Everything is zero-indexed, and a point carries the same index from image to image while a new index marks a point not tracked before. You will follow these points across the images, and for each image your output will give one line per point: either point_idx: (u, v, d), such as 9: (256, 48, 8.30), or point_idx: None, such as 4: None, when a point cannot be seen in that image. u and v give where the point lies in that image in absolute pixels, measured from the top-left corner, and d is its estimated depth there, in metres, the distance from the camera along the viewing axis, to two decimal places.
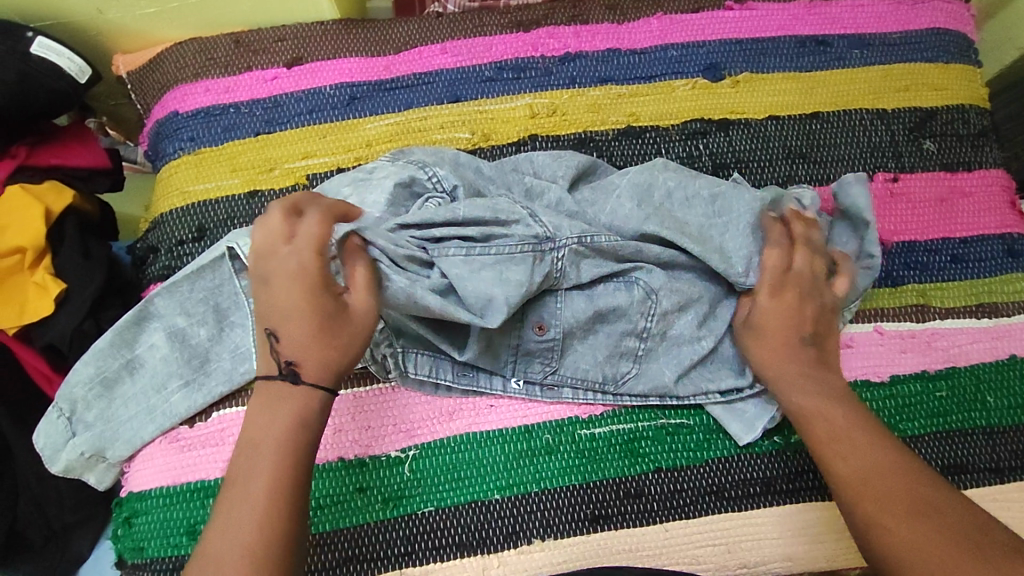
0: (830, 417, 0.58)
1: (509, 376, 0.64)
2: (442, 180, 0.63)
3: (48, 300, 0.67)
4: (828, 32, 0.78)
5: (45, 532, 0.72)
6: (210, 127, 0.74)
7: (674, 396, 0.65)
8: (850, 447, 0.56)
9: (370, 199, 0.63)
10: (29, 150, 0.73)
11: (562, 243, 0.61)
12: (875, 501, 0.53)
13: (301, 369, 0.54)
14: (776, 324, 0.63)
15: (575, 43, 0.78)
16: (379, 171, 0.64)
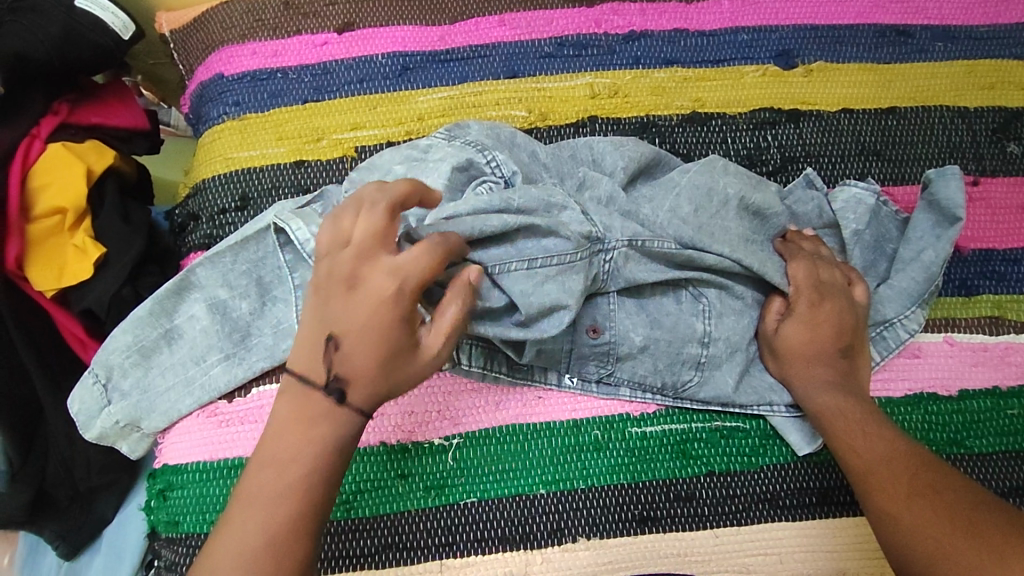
0: (846, 412, 0.57)
1: (563, 372, 0.62)
2: (501, 166, 0.59)
3: (87, 264, 0.65)
4: (910, 22, 0.74)
5: (70, 492, 0.71)
6: (256, 92, 0.71)
7: (735, 404, 0.62)
8: (860, 436, 0.56)
9: (426, 182, 0.59)
10: (70, 107, 0.70)
11: (612, 246, 0.58)
12: (880, 487, 0.53)
13: (350, 389, 0.50)
14: (802, 343, 0.60)
15: (641, 21, 0.74)
16: (436, 152, 0.60)
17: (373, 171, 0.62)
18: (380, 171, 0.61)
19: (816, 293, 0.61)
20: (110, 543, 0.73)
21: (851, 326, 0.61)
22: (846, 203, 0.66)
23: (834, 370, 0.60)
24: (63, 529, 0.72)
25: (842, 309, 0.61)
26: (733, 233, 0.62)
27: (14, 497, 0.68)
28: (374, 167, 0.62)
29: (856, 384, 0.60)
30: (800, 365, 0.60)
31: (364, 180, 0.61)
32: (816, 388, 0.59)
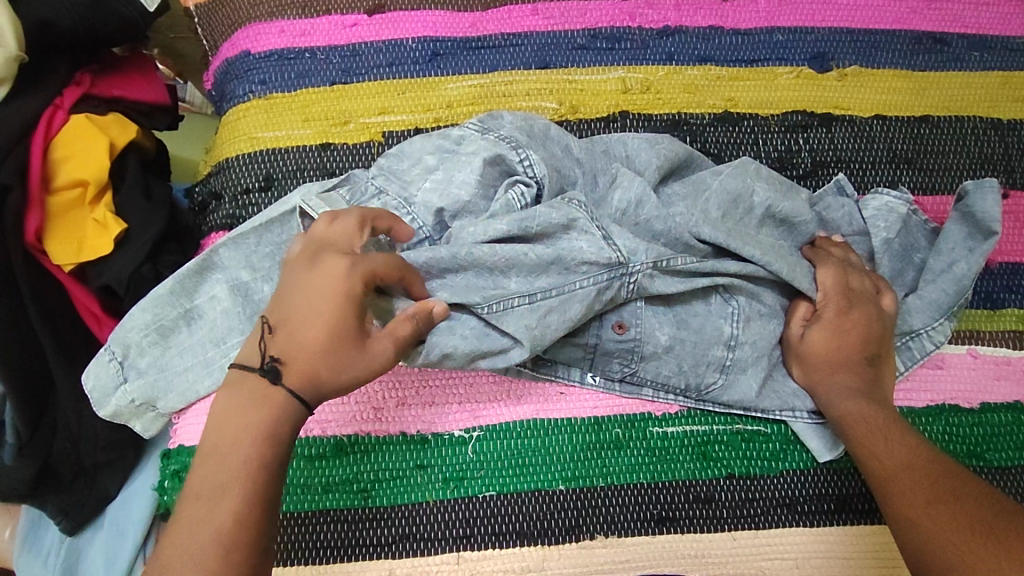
0: (870, 418, 0.57)
1: (587, 370, 0.61)
2: (534, 166, 0.58)
3: (108, 238, 0.64)
4: (948, 29, 0.73)
5: (75, 468, 0.69)
6: (284, 71, 0.70)
7: (758, 408, 0.62)
8: (881, 442, 0.56)
9: (459, 178, 0.58)
10: (92, 78, 0.68)
11: (636, 268, 0.56)
12: (900, 492, 0.52)
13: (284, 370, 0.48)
14: (828, 352, 0.60)
15: (675, 16, 0.73)
16: (469, 145, 0.60)
17: (403, 160, 0.62)
18: (411, 161, 0.61)
19: (845, 300, 0.61)
20: (114, 520, 0.71)
21: (876, 332, 0.60)
22: (878, 211, 0.66)
23: (860, 377, 0.59)
24: (67, 503, 0.70)
25: (869, 318, 0.60)
26: (762, 242, 0.61)
27: (21, 470, 0.65)
28: (403, 155, 0.62)
29: (881, 392, 0.59)
30: (823, 373, 0.60)
31: (392, 169, 0.61)
32: (839, 393, 0.59)
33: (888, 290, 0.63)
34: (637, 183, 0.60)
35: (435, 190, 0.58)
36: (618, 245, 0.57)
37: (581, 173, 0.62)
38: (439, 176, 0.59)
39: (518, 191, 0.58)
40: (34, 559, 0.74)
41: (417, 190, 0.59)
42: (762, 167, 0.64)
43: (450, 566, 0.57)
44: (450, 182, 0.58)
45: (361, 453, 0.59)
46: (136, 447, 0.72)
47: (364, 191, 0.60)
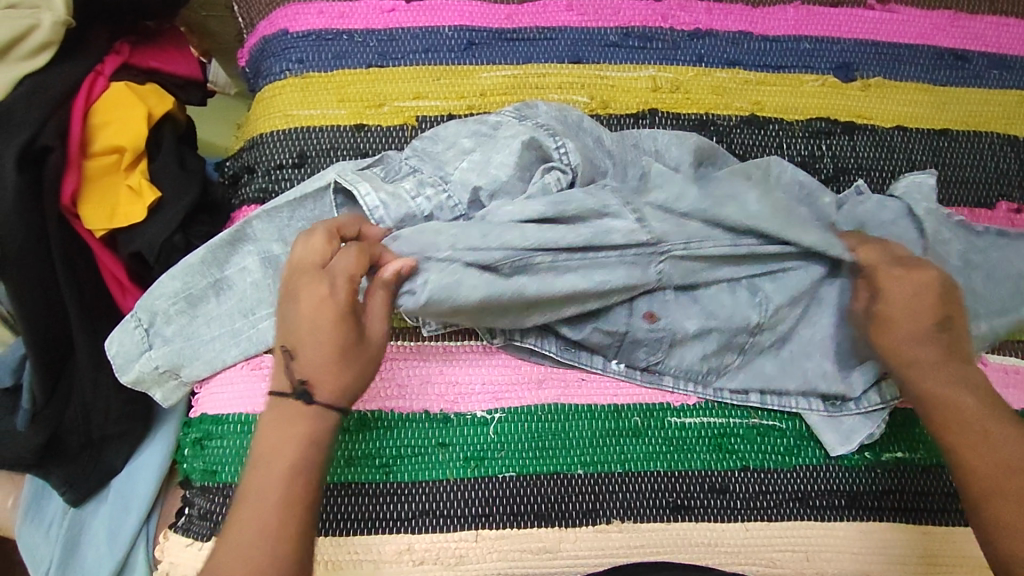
0: (960, 406, 0.55)
1: (610, 357, 0.63)
2: (569, 154, 0.61)
3: (141, 206, 0.65)
4: (969, 47, 0.76)
5: (83, 439, 0.69)
6: (321, 52, 0.71)
7: (776, 398, 0.63)
8: (983, 453, 0.53)
9: (497, 159, 0.60)
10: (131, 49, 0.69)
11: (664, 251, 0.60)
12: (1006, 515, 0.51)
13: (313, 389, 0.51)
14: (902, 313, 0.57)
15: (706, 20, 0.75)
16: (506, 129, 0.62)
17: (439, 143, 0.63)
18: (447, 143, 0.63)
19: (904, 265, 0.59)
20: (118, 494, 0.71)
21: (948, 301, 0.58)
22: (908, 187, 0.67)
23: (940, 351, 0.57)
24: (74, 474, 0.70)
25: (944, 284, 0.58)
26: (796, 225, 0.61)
27: (29, 437, 0.66)
28: (440, 137, 0.64)
29: (971, 367, 0.57)
30: (887, 337, 0.58)
31: (428, 149, 0.63)
32: (917, 378, 0.57)
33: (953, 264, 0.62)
34: (675, 173, 0.62)
35: (473, 170, 0.60)
36: (651, 227, 0.60)
37: (611, 164, 0.64)
38: (477, 158, 0.61)
39: (553, 177, 0.61)
40: (36, 528, 0.73)
41: (454, 169, 0.61)
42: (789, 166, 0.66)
43: (469, 542, 0.58)
44: (489, 163, 0.60)
45: (384, 428, 0.60)
46: (145, 421, 0.72)
47: (399, 170, 0.62)
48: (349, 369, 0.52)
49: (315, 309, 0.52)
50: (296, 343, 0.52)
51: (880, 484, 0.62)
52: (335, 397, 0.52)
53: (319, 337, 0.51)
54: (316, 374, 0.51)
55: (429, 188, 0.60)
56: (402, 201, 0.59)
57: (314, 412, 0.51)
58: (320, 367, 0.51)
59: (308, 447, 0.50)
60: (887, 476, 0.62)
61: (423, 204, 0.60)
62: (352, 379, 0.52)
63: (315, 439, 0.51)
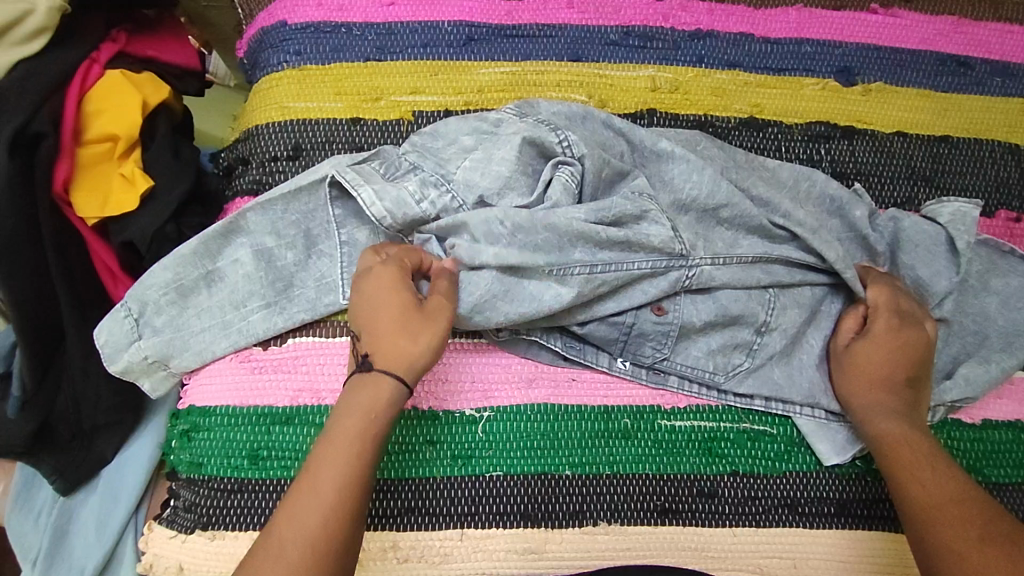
0: (916, 446, 0.57)
1: (615, 355, 0.63)
2: (573, 146, 0.60)
3: (134, 195, 0.64)
4: (972, 54, 0.75)
5: (73, 428, 0.69)
6: (319, 44, 0.70)
7: (781, 401, 0.63)
8: (925, 475, 0.55)
9: (498, 155, 0.60)
10: (128, 37, 0.69)
11: (694, 263, 0.61)
12: (940, 523, 0.52)
13: (375, 356, 0.53)
14: (877, 358, 0.61)
15: (708, 20, 0.74)
16: (508, 127, 0.61)
17: (438, 139, 0.63)
18: (447, 140, 0.63)
19: (896, 316, 0.61)
20: (107, 484, 0.71)
21: (912, 353, 0.61)
22: (953, 216, 0.66)
23: (899, 398, 0.60)
24: (63, 464, 0.69)
25: (919, 342, 0.61)
26: (817, 234, 0.62)
27: (21, 424, 0.65)
28: (439, 133, 0.63)
29: (919, 416, 0.60)
30: (860, 383, 0.61)
31: (429, 146, 0.63)
32: (878, 416, 0.59)
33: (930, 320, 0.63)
34: (706, 176, 0.62)
35: (475, 169, 0.60)
36: (682, 237, 0.61)
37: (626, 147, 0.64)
38: (478, 156, 0.61)
39: (563, 172, 0.60)
40: (25, 517, 0.72)
41: (454, 169, 0.61)
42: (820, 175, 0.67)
43: (453, 541, 0.58)
44: (490, 162, 0.60)
45: None
46: (135, 411, 0.71)
47: (398, 166, 0.62)
48: (409, 334, 0.53)
49: (376, 289, 0.55)
50: (362, 323, 0.54)
51: (870, 492, 0.61)
52: (393, 364, 0.53)
53: (385, 314, 0.54)
54: (379, 344, 0.53)
55: (432, 189, 0.60)
56: (406, 206, 0.59)
57: (370, 382, 0.52)
58: (383, 334, 0.53)
59: (369, 419, 0.51)
60: (878, 484, 0.62)
61: (428, 209, 0.59)
62: (415, 345, 0.53)
63: (373, 409, 0.51)
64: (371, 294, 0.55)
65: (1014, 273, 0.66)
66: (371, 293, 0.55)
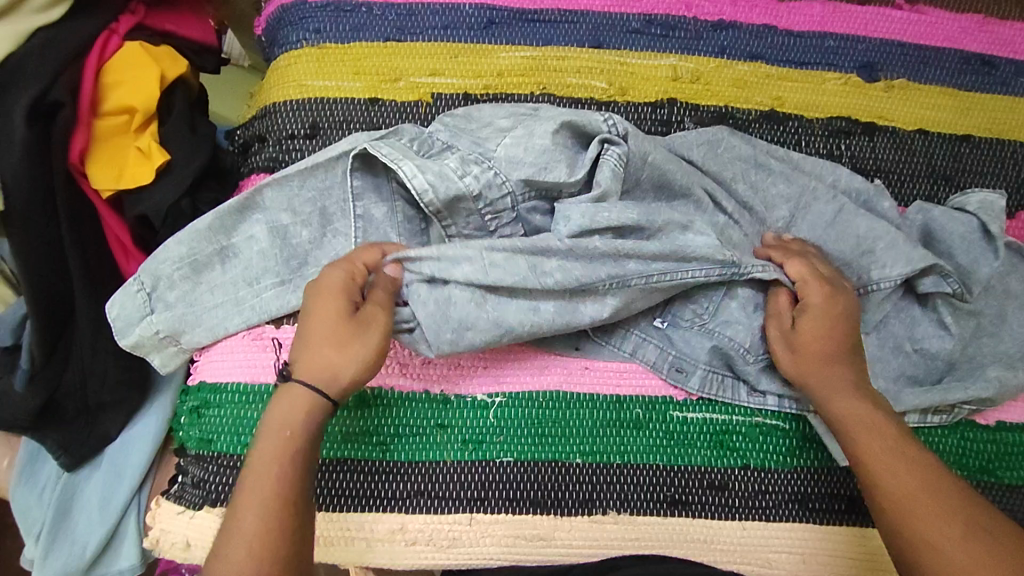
0: (868, 420, 0.55)
1: (641, 345, 0.62)
2: (617, 124, 0.61)
3: (149, 168, 0.64)
4: (997, 53, 0.74)
5: (79, 405, 0.68)
6: (338, 23, 0.70)
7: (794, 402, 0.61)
8: (900, 459, 0.52)
9: (539, 129, 0.60)
10: (146, 9, 0.69)
11: (746, 270, 0.60)
12: (924, 518, 0.49)
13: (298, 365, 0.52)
14: (816, 329, 0.59)
15: (731, 11, 0.73)
16: (547, 111, 0.62)
17: (472, 122, 0.63)
18: (482, 123, 0.63)
19: (827, 283, 0.60)
20: (111, 461, 0.70)
21: (850, 320, 0.59)
22: (981, 205, 0.65)
23: (847, 367, 0.58)
24: (67, 440, 0.69)
25: (850, 306, 0.59)
26: (836, 220, 0.64)
27: (27, 399, 0.64)
28: (465, 117, 0.63)
29: (874, 391, 0.57)
30: (784, 353, 0.59)
31: (462, 127, 0.62)
32: (833, 390, 0.57)
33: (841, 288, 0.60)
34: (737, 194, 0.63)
35: (517, 145, 0.59)
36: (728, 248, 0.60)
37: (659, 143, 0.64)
38: (516, 133, 0.60)
39: (613, 151, 0.60)
40: (29, 491, 0.72)
41: (492, 146, 0.61)
42: (843, 169, 0.66)
43: (463, 525, 0.58)
44: (532, 137, 0.59)
45: (383, 406, 0.59)
46: (140, 389, 0.70)
47: (432, 145, 0.61)
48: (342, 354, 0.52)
49: (321, 299, 0.53)
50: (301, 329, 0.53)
51: None
52: (316, 375, 0.52)
53: (316, 325, 0.53)
54: (304, 354, 0.52)
55: (474, 166, 0.59)
56: (448, 180, 0.57)
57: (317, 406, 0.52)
58: (311, 345, 0.52)
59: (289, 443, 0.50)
60: None
61: (471, 183, 0.58)
62: (345, 358, 0.52)
63: (288, 424, 0.51)
64: (317, 307, 0.53)
65: None
66: (319, 306, 0.53)
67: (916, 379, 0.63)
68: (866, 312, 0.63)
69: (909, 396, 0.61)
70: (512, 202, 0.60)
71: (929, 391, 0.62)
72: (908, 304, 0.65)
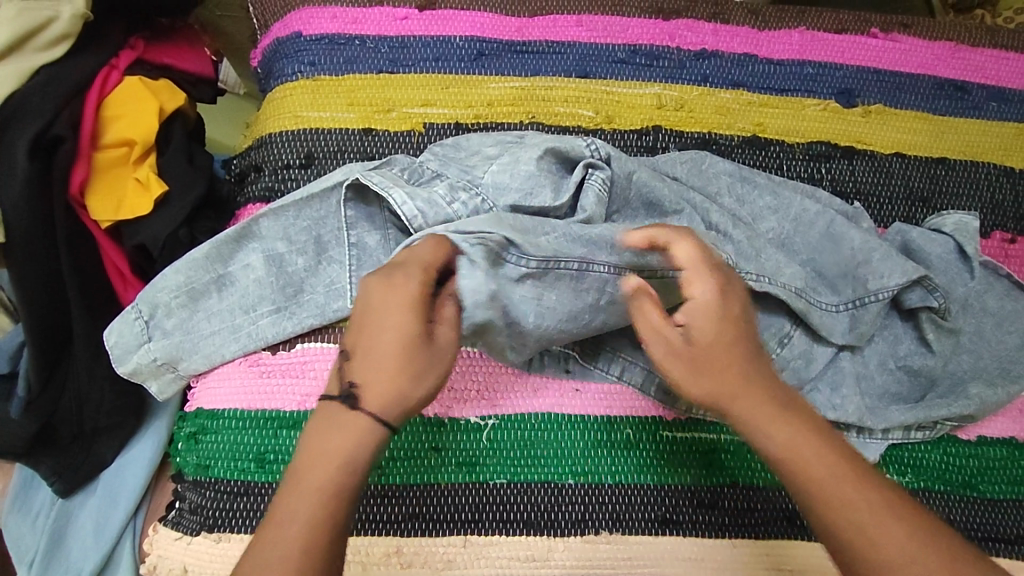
0: (813, 463, 0.46)
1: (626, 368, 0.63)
2: (599, 148, 0.63)
3: (148, 198, 0.66)
4: (969, 79, 0.77)
5: (75, 430, 0.69)
6: (333, 56, 0.72)
7: None
8: (869, 514, 0.44)
9: (525, 158, 0.62)
10: (146, 44, 0.71)
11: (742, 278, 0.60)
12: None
13: (362, 394, 0.46)
14: (708, 336, 0.49)
15: (712, 41, 0.76)
16: (535, 139, 0.64)
17: (461, 151, 0.65)
18: (470, 152, 0.65)
19: (710, 274, 0.50)
20: (106, 486, 0.71)
21: (739, 323, 0.50)
22: (957, 226, 0.67)
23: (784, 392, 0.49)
24: (62, 465, 0.69)
25: (738, 302, 0.50)
26: (816, 243, 0.66)
27: (23, 425, 0.65)
28: (459, 147, 0.65)
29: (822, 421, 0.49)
30: (684, 370, 0.49)
31: (451, 157, 0.65)
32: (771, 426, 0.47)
33: (700, 274, 0.50)
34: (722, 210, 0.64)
35: (504, 172, 0.61)
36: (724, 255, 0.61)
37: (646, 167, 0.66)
38: (504, 162, 0.62)
39: (597, 176, 0.62)
40: (23, 518, 0.73)
41: (481, 174, 0.62)
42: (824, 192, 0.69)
43: (457, 548, 0.58)
44: (518, 164, 0.61)
45: None
46: (136, 414, 0.71)
47: (421, 173, 0.63)
48: (408, 373, 0.46)
49: (388, 306, 0.47)
50: (358, 338, 0.47)
51: None
52: (384, 408, 0.46)
53: (377, 343, 0.46)
54: (368, 378, 0.46)
55: (463, 194, 0.60)
56: (437, 207, 0.59)
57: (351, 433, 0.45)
58: (377, 367, 0.46)
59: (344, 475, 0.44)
60: None
61: (460, 210, 0.59)
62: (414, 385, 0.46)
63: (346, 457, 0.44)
64: (381, 320, 0.47)
65: (1011, 295, 0.67)
66: (377, 313, 0.47)
67: (900, 396, 0.65)
68: (860, 322, 0.64)
69: (893, 413, 0.63)
70: None
71: (912, 408, 0.63)
72: (890, 322, 0.67)
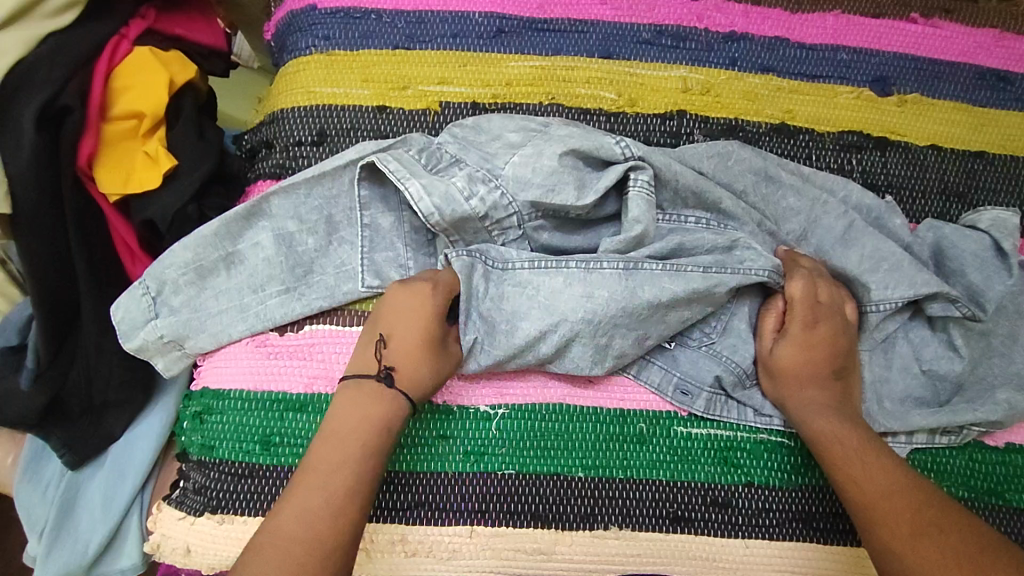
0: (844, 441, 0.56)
1: (646, 365, 0.62)
2: (630, 146, 0.61)
3: (156, 173, 0.64)
4: (1012, 69, 0.73)
5: (84, 403, 0.68)
6: (348, 30, 0.70)
7: None
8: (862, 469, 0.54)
9: (548, 151, 0.60)
10: (157, 14, 0.69)
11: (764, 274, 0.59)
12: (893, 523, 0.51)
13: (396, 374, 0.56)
14: (820, 334, 0.60)
15: (743, 23, 0.73)
16: (561, 128, 0.62)
17: (481, 134, 0.63)
18: (491, 136, 0.63)
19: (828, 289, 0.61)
20: (114, 459, 0.70)
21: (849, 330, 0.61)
22: (993, 223, 0.64)
23: (831, 392, 0.59)
24: (71, 437, 0.68)
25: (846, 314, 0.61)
26: (844, 239, 0.63)
27: (33, 398, 0.64)
28: (480, 129, 0.63)
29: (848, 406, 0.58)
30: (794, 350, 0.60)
31: (471, 140, 0.62)
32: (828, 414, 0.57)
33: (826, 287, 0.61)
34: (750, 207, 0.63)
35: (526, 165, 0.60)
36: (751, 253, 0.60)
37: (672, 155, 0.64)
38: (527, 151, 0.60)
39: (637, 177, 0.60)
40: (34, 488, 0.72)
41: (501, 164, 0.61)
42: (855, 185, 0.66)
43: (463, 538, 0.58)
44: (540, 156, 0.60)
45: None
46: (144, 388, 0.71)
47: (440, 159, 0.62)
48: (430, 366, 0.56)
49: (407, 314, 0.57)
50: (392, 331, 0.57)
51: None
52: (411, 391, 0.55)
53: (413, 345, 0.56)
54: (404, 362, 0.56)
55: (481, 186, 0.60)
56: (455, 202, 0.58)
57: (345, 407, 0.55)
58: (402, 351, 0.56)
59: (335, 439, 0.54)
60: None
61: (477, 205, 0.59)
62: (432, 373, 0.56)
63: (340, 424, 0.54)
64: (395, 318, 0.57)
65: None
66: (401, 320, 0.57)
67: (923, 400, 0.63)
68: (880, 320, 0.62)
69: (915, 417, 0.61)
70: (519, 221, 0.61)
71: (936, 411, 0.61)
72: (917, 323, 0.64)
